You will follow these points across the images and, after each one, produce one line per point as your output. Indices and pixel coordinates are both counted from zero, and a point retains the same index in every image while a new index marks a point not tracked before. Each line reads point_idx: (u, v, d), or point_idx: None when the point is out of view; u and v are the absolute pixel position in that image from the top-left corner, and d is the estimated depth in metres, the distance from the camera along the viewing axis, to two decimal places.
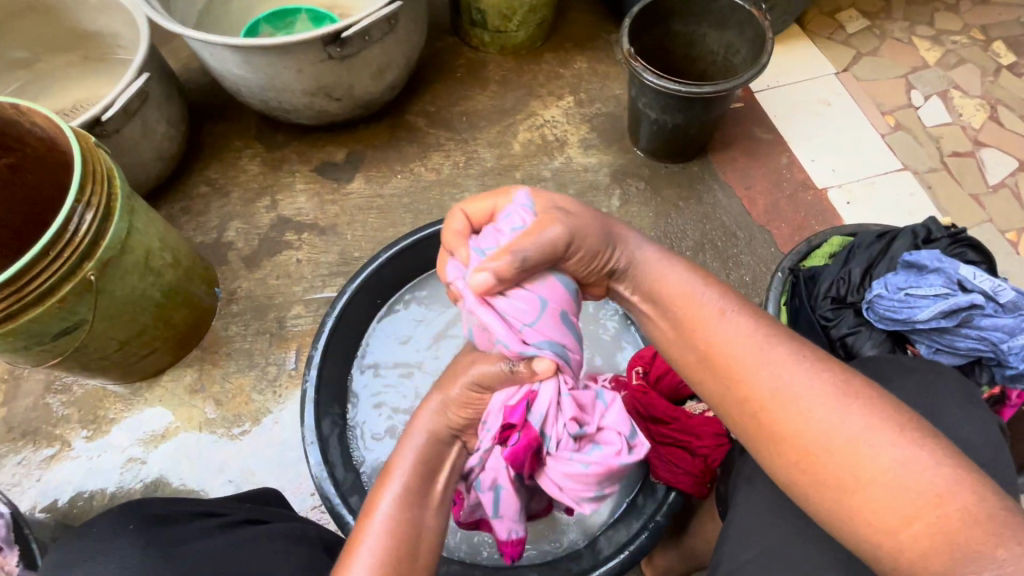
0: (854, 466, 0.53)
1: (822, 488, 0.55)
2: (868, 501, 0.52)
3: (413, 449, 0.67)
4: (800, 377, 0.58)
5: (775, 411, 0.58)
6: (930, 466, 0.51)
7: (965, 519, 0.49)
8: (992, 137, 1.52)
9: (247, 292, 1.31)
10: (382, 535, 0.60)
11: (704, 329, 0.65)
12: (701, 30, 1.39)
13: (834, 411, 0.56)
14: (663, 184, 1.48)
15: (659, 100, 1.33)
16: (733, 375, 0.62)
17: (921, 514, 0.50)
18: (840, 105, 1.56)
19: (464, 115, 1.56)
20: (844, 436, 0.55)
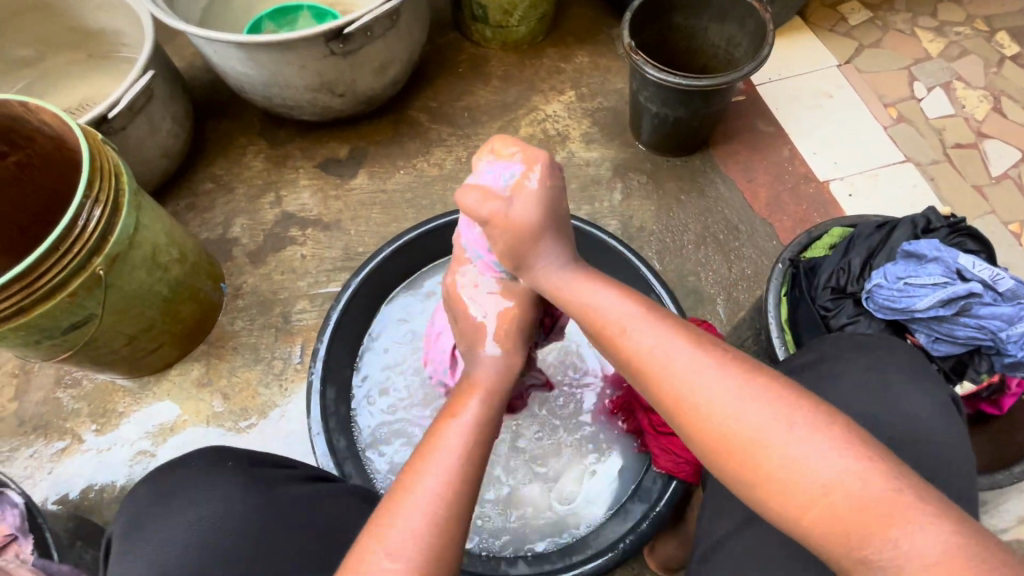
0: (764, 460, 0.52)
1: (738, 483, 0.54)
2: (775, 496, 0.51)
3: (486, 376, 0.71)
4: (706, 374, 0.56)
5: (686, 412, 0.56)
6: (831, 458, 0.50)
7: (869, 504, 0.48)
8: (995, 128, 1.51)
9: (252, 288, 1.33)
10: (464, 432, 0.61)
11: (615, 327, 0.63)
12: (702, 23, 1.39)
13: (738, 409, 0.53)
14: (664, 178, 1.48)
15: (660, 94, 1.33)
16: (646, 377, 0.59)
17: (825, 504, 0.49)
18: (842, 97, 1.55)
19: (466, 110, 1.57)
20: (749, 432, 0.53)
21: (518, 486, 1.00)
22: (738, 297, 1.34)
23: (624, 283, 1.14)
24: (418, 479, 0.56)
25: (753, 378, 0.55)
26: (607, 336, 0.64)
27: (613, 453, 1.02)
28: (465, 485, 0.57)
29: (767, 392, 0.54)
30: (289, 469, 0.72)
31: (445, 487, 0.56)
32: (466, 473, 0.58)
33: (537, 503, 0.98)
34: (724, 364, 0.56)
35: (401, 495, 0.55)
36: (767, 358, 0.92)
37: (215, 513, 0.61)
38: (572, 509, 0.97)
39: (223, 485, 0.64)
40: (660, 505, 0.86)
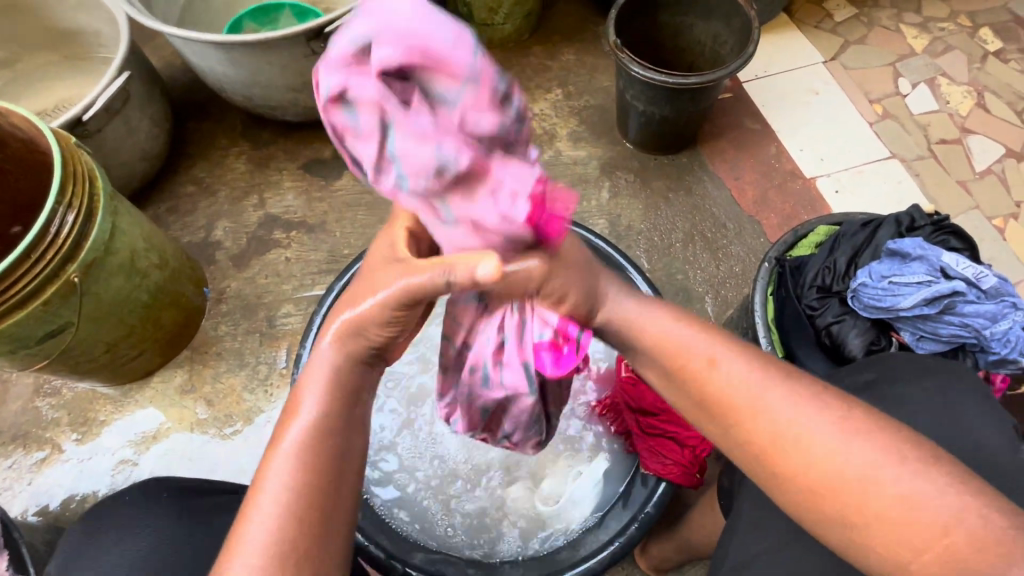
0: (864, 495, 0.49)
1: (835, 523, 0.50)
2: (873, 540, 0.48)
3: (317, 375, 0.61)
4: (799, 412, 0.53)
5: (787, 452, 0.52)
6: (944, 495, 0.47)
7: (986, 542, 0.44)
8: (978, 124, 1.52)
9: (236, 292, 1.30)
10: (288, 463, 0.55)
11: (710, 375, 0.58)
12: (688, 20, 1.38)
13: (834, 451, 0.51)
14: (652, 176, 1.48)
15: (646, 92, 1.32)
16: (739, 418, 0.55)
17: (937, 549, 0.46)
18: (828, 94, 1.55)
19: None
20: (846, 474, 0.50)
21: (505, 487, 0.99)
22: (726, 295, 1.34)
23: None
24: (250, 515, 0.53)
25: (843, 415, 0.52)
26: (685, 364, 0.59)
27: (600, 455, 1.01)
28: (303, 519, 0.53)
29: (863, 429, 0.51)
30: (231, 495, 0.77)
31: (276, 528, 0.52)
32: (300, 505, 0.53)
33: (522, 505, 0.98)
34: (800, 392, 0.54)
35: (228, 558, 0.51)
36: None
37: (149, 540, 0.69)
38: (558, 510, 0.96)
39: (162, 510, 0.71)
40: (647, 507, 0.87)
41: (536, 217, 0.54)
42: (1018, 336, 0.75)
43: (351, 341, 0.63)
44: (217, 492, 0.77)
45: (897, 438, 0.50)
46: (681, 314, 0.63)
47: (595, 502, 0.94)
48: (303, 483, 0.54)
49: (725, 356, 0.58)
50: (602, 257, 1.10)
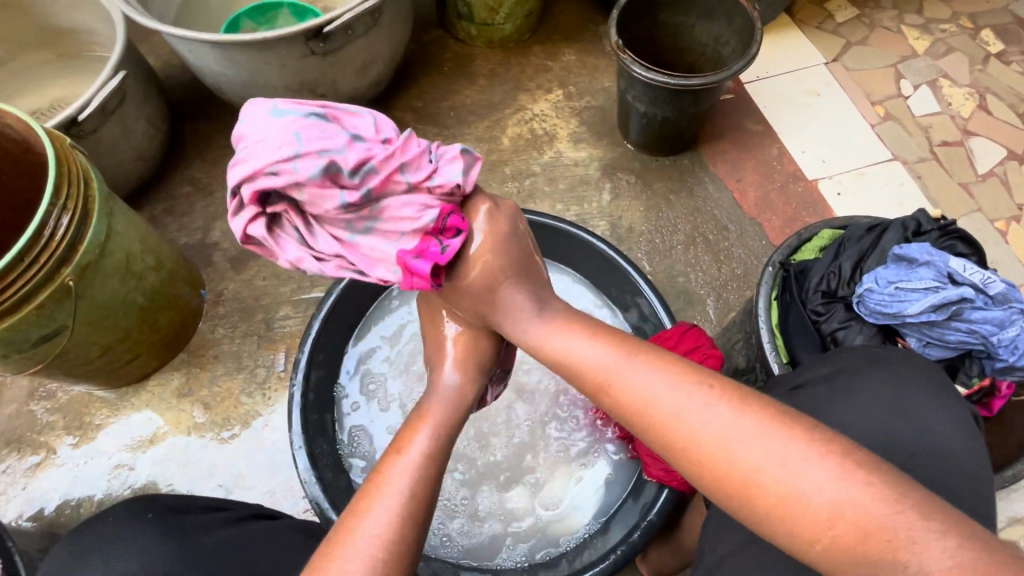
0: (763, 487, 0.49)
1: (743, 514, 0.51)
2: (775, 526, 0.49)
3: (436, 407, 0.68)
4: (702, 409, 0.53)
5: (691, 451, 0.53)
6: (832, 483, 0.47)
7: (871, 523, 0.46)
8: (980, 126, 1.51)
9: (233, 294, 1.29)
10: (411, 468, 0.58)
11: (614, 379, 0.59)
12: (689, 21, 1.37)
13: (728, 442, 0.51)
14: (653, 178, 1.47)
15: (648, 93, 1.31)
16: (645, 422, 0.56)
17: (833, 532, 0.47)
18: (829, 95, 1.55)
19: (452, 110, 1.56)
20: (744, 466, 0.50)
21: (503, 493, 0.98)
22: (727, 298, 1.33)
23: (613, 284, 1.13)
24: (371, 505, 0.55)
25: (740, 405, 0.52)
26: (593, 374, 0.60)
27: (601, 460, 1.00)
28: (415, 513, 0.56)
29: (762, 424, 0.51)
30: (219, 512, 0.74)
31: (390, 534, 0.53)
32: (410, 515, 0.55)
33: (522, 511, 0.97)
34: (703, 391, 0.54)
35: (343, 546, 0.52)
36: (757, 363, 0.90)
37: (132, 560, 0.63)
38: (557, 516, 0.96)
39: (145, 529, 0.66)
40: (650, 514, 0.84)
41: (406, 281, 0.68)
42: None
43: (469, 382, 0.72)
44: (203, 510, 0.73)
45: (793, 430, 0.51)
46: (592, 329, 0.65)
47: (595, 510, 0.95)
48: (419, 493, 0.57)
49: (625, 360, 0.59)
50: (603, 260, 1.08)
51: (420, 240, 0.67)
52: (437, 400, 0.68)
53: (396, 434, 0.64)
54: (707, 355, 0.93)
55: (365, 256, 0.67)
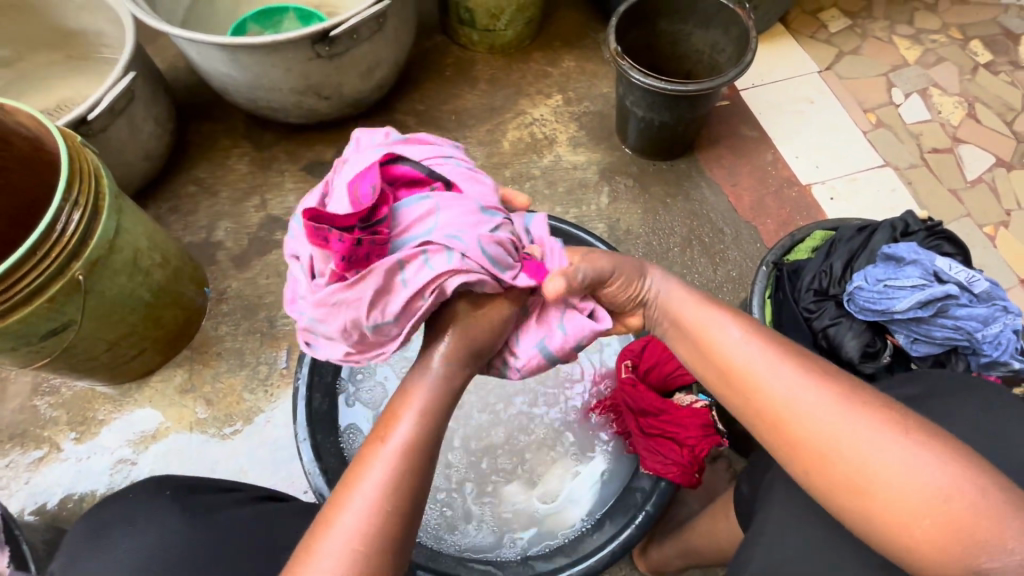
0: (863, 466, 0.53)
1: (834, 493, 0.55)
2: (867, 507, 0.52)
3: (419, 393, 0.64)
4: (808, 386, 0.58)
5: (792, 422, 0.57)
6: (932, 474, 0.50)
7: (970, 517, 0.48)
8: (969, 133, 1.55)
9: (237, 292, 1.31)
10: (393, 457, 0.58)
11: (722, 351, 0.64)
12: (686, 29, 1.40)
13: (836, 422, 0.55)
14: (650, 181, 1.50)
15: (645, 98, 1.34)
16: (746, 389, 0.61)
17: (927, 526, 0.49)
18: (823, 103, 1.58)
19: (453, 114, 1.59)
20: (850, 450, 0.54)
21: (502, 486, 1.00)
22: (723, 299, 1.36)
23: None
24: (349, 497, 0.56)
25: (846, 395, 0.56)
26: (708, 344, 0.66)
27: (597, 456, 1.02)
28: (393, 505, 0.56)
29: (873, 413, 0.55)
30: (233, 493, 0.76)
31: (367, 529, 0.54)
32: (386, 513, 0.55)
33: (519, 505, 0.98)
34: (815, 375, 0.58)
35: (322, 533, 0.54)
36: None
37: (151, 530, 0.65)
38: (554, 509, 0.97)
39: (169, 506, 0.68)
40: (645, 505, 0.87)
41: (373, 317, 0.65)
42: (1009, 338, 0.77)
43: (460, 365, 0.67)
44: (219, 490, 0.76)
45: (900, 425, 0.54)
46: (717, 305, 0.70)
47: (591, 504, 0.97)
48: (397, 490, 0.57)
49: (738, 329, 0.65)
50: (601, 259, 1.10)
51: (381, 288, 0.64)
52: (422, 385, 0.64)
53: (379, 419, 0.62)
54: None
55: (342, 304, 0.64)
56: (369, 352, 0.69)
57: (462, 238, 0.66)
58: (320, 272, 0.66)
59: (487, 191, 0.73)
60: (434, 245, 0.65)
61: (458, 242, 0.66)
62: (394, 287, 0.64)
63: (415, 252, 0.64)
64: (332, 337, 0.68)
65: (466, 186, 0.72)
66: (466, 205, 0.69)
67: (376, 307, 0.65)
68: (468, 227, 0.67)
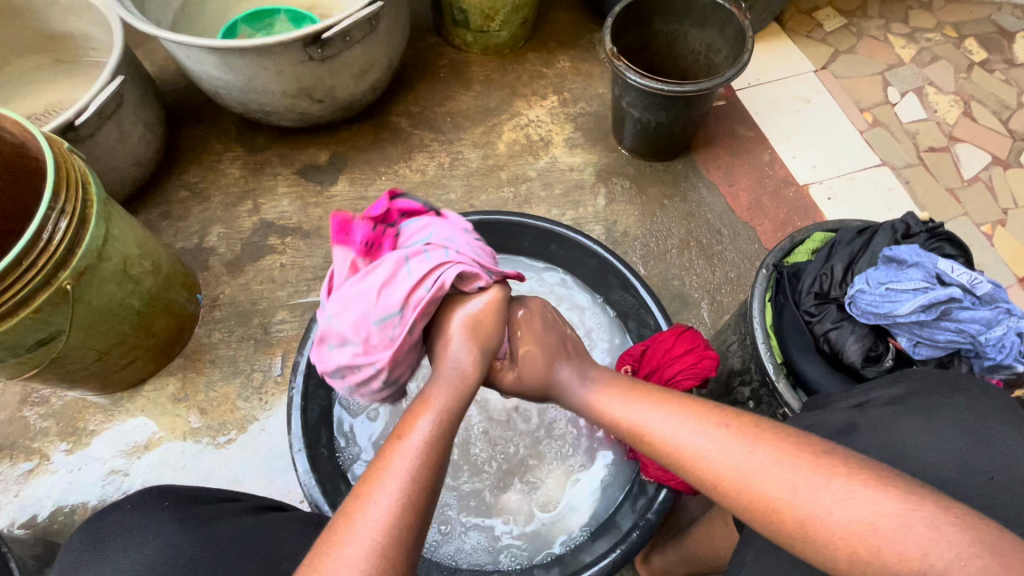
0: (798, 508, 0.51)
1: (786, 539, 0.52)
2: (815, 548, 0.51)
3: (436, 394, 0.68)
4: (722, 442, 0.57)
5: (723, 483, 0.56)
6: (858, 499, 0.49)
7: (892, 539, 0.47)
8: (965, 132, 1.55)
9: (230, 298, 1.29)
10: (414, 457, 0.59)
11: (642, 424, 0.65)
12: (682, 29, 1.39)
13: (758, 472, 0.54)
14: (648, 183, 1.49)
15: (642, 99, 1.33)
16: (673, 457, 0.60)
17: (866, 553, 0.48)
18: (819, 102, 1.58)
19: (448, 116, 1.58)
20: (766, 497, 0.53)
21: (503, 493, 0.98)
22: (722, 301, 1.35)
23: (609, 286, 1.14)
24: (374, 493, 0.55)
25: (749, 439, 0.56)
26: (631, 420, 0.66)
27: (597, 462, 1.00)
28: (419, 501, 0.56)
29: (787, 450, 0.54)
30: (232, 502, 0.75)
31: (389, 526, 0.53)
32: (408, 510, 0.55)
33: (518, 511, 0.97)
34: (727, 430, 0.58)
35: (347, 528, 0.53)
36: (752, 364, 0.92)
37: (145, 545, 0.64)
38: (556, 517, 0.96)
39: (167, 517, 0.67)
40: (647, 513, 0.85)
41: (378, 303, 0.77)
42: (1012, 342, 0.76)
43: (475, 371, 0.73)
44: (216, 500, 0.74)
45: (814, 453, 0.54)
46: (631, 384, 0.72)
47: (591, 513, 0.96)
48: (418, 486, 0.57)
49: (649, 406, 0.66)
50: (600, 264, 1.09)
51: (388, 279, 0.77)
52: (438, 390, 0.68)
53: (398, 422, 0.63)
54: (704, 356, 0.95)
55: (354, 293, 0.78)
56: (374, 349, 0.80)
57: (452, 241, 0.82)
58: (339, 275, 0.81)
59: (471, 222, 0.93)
60: (432, 245, 0.80)
61: (449, 244, 0.81)
62: (398, 278, 0.78)
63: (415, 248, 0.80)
64: (344, 336, 0.80)
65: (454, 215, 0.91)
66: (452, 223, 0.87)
67: (385, 297, 0.77)
68: (458, 234, 0.85)
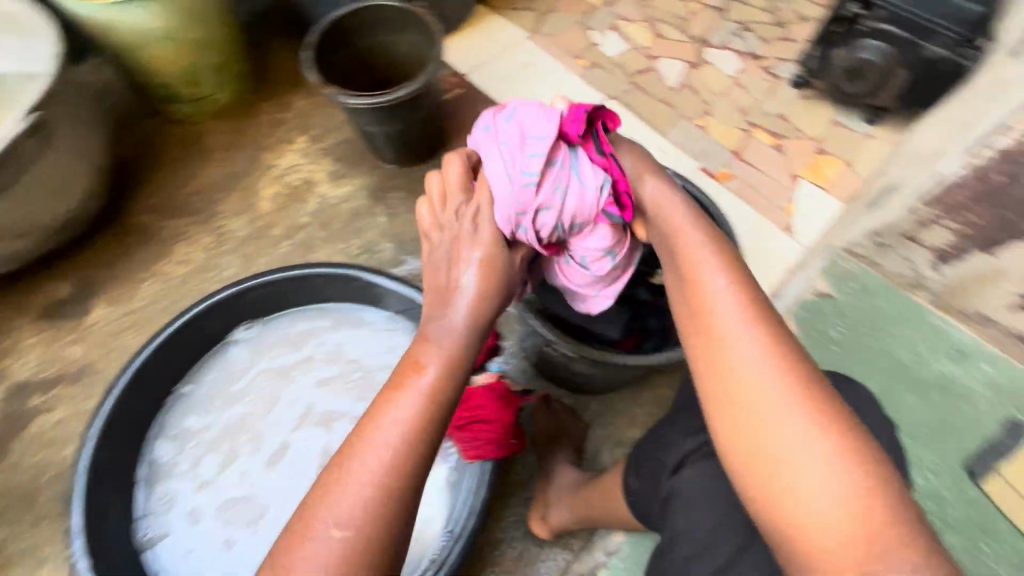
0: (788, 449, 0.55)
1: (750, 459, 0.57)
2: (773, 481, 0.55)
3: (441, 345, 0.64)
4: (768, 364, 0.58)
5: (734, 389, 0.59)
6: (846, 479, 0.52)
7: (868, 531, 0.50)
8: (660, 49, 1.80)
9: (4, 486, 1.12)
10: (388, 449, 0.57)
11: (703, 299, 0.64)
12: (385, 39, 1.43)
13: (773, 407, 0.57)
14: (421, 186, 1.52)
15: (370, 118, 1.34)
16: (712, 344, 0.62)
17: (807, 531, 0.52)
18: (539, 64, 1.73)
19: (196, 194, 1.48)
20: (774, 432, 0.56)
21: None
22: None
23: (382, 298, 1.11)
24: (358, 466, 0.56)
25: (805, 389, 0.57)
26: (687, 302, 0.66)
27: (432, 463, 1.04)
28: (400, 493, 0.56)
29: (814, 407, 0.56)
30: None
31: (354, 534, 0.53)
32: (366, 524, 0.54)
33: None
34: (778, 358, 0.59)
35: (326, 507, 0.54)
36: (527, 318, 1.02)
37: None
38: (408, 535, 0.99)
39: None
40: (478, 490, 0.92)
41: (527, 106, 0.77)
42: None
43: (481, 325, 0.68)
44: None
45: (837, 432, 0.55)
46: (721, 249, 0.68)
47: (439, 514, 1.01)
48: (393, 493, 0.55)
49: (724, 283, 0.64)
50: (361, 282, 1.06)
51: (523, 129, 0.75)
52: (449, 342, 0.64)
53: (392, 379, 0.62)
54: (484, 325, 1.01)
55: (526, 105, 0.77)
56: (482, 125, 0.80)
57: (537, 193, 0.73)
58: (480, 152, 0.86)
59: (597, 241, 0.81)
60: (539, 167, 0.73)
61: (558, 187, 0.75)
62: (530, 132, 0.75)
63: (563, 147, 0.76)
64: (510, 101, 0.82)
65: (597, 231, 0.80)
66: (595, 206, 0.77)
67: (506, 127, 0.75)
68: (550, 212, 0.75)
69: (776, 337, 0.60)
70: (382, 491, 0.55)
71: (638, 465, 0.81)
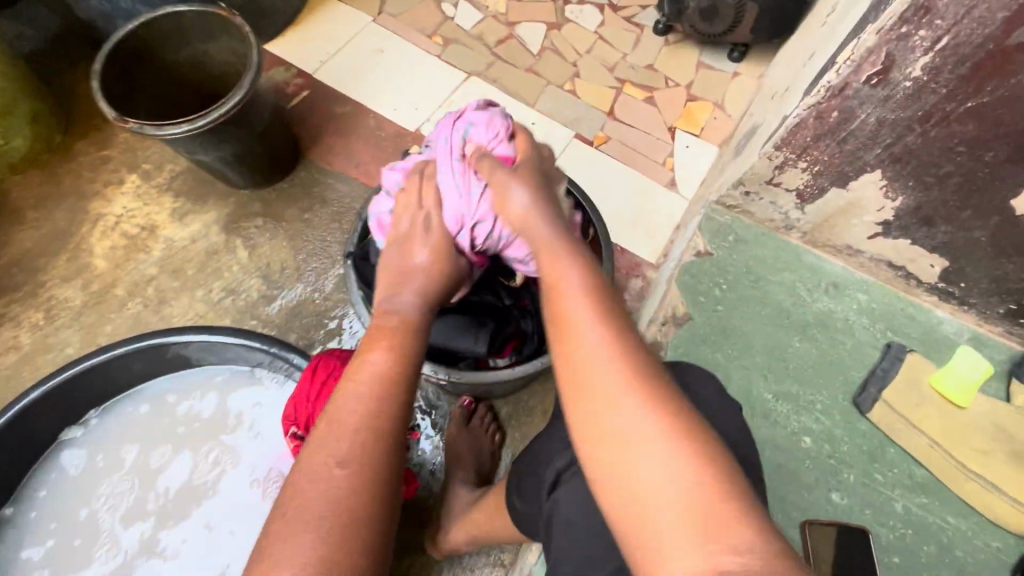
0: (631, 438, 0.48)
1: (598, 452, 0.49)
2: (615, 476, 0.47)
3: (394, 320, 0.67)
4: (614, 348, 0.51)
5: (582, 377, 0.51)
6: (687, 467, 0.46)
7: (707, 521, 0.43)
8: (518, 13, 1.69)
9: None
10: (354, 441, 0.56)
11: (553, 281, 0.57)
12: (196, 49, 1.25)
13: (621, 393, 0.49)
14: (280, 208, 1.37)
15: (190, 147, 1.17)
16: (562, 328, 0.54)
17: (651, 528, 0.45)
18: (392, 48, 1.59)
19: (12, 266, 1.27)
20: (619, 421, 0.48)
21: None
22: None
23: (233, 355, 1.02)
24: (316, 469, 0.54)
25: (649, 372, 0.50)
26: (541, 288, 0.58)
27: None
28: (360, 493, 0.54)
29: (656, 393, 0.49)
30: None
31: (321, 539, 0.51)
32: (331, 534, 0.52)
33: None
34: (625, 343, 0.52)
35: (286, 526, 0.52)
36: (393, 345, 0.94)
37: None
38: None
39: None
40: None
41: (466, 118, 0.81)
42: None
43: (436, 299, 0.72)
44: None
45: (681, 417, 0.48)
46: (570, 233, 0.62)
47: None
48: (361, 491, 0.54)
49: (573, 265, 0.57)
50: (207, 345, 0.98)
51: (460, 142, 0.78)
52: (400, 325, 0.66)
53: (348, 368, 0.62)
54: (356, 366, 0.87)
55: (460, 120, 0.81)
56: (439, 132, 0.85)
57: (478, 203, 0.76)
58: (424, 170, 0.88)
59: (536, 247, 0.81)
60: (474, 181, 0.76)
61: None
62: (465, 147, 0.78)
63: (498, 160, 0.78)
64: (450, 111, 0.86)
65: None
66: None
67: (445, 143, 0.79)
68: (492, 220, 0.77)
69: (620, 321, 0.54)
70: (363, 435, 0.56)
71: (521, 485, 0.74)
